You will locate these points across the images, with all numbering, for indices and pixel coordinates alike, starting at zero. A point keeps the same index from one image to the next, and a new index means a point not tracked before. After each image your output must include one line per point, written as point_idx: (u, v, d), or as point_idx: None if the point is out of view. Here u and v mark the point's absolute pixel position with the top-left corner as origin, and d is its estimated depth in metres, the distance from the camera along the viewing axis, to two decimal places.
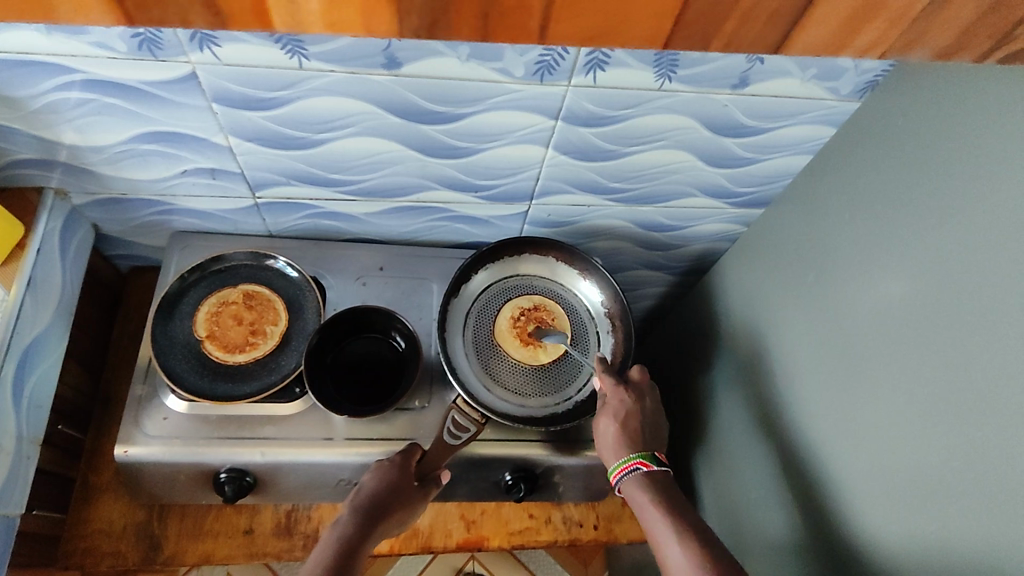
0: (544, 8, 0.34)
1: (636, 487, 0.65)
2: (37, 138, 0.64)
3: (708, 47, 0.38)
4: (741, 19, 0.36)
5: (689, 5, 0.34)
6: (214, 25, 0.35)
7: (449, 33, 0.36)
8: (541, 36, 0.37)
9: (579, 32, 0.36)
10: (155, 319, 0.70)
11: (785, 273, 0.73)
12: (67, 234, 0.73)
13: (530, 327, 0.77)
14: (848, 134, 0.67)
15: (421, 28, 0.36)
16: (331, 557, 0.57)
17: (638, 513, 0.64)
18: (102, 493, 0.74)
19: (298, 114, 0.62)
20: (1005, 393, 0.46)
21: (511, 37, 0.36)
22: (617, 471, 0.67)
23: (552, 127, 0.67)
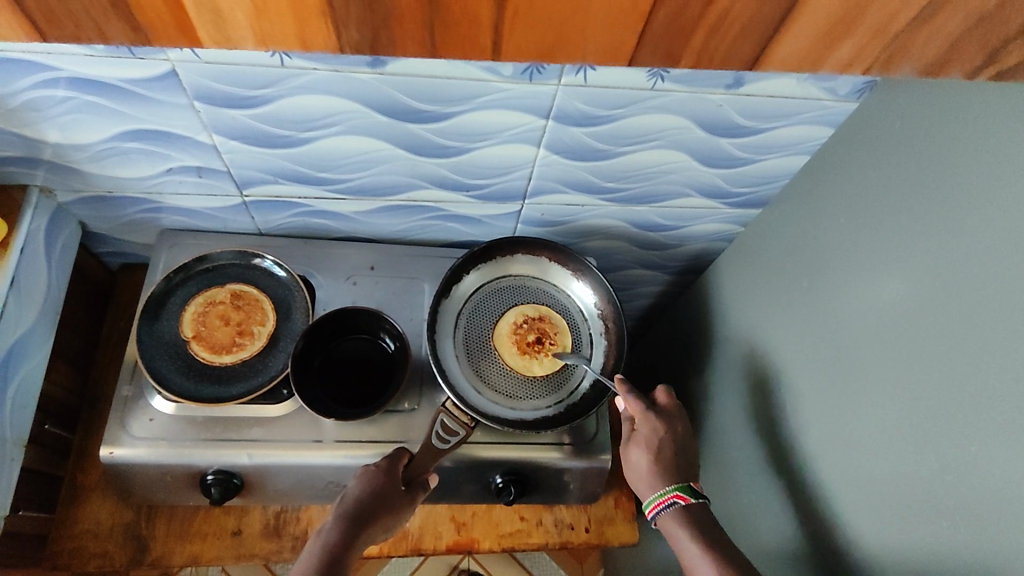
0: (493, 24, 0.39)
1: (673, 522, 0.64)
2: (18, 136, 0.63)
3: (675, 62, 0.43)
4: (708, 34, 0.41)
5: (650, 22, 0.40)
6: (135, 40, 0.40)
7: (394, 50, 0.41)
8: (495, 52, 0.42)
9: (529, 49, 0.42)
10: (141, 319, 0.70)
11: (781, 276, 0.72)
12: (52, 232, 0.72)
13: (530, 337, 0.76)
14: (846, 135, 0.65)
15: (364, 44, 0.41)
16: (318, 565, 0.57)
17: (676, 549, 0.63)
18: (90, 493, 0.74)
19: (282, 112, 0.61)
20: (1002, 405, 0.45)
21: (462, 50, 0.41)
22: (653, 506, 0.66)
23: (543, 127, 0.65)
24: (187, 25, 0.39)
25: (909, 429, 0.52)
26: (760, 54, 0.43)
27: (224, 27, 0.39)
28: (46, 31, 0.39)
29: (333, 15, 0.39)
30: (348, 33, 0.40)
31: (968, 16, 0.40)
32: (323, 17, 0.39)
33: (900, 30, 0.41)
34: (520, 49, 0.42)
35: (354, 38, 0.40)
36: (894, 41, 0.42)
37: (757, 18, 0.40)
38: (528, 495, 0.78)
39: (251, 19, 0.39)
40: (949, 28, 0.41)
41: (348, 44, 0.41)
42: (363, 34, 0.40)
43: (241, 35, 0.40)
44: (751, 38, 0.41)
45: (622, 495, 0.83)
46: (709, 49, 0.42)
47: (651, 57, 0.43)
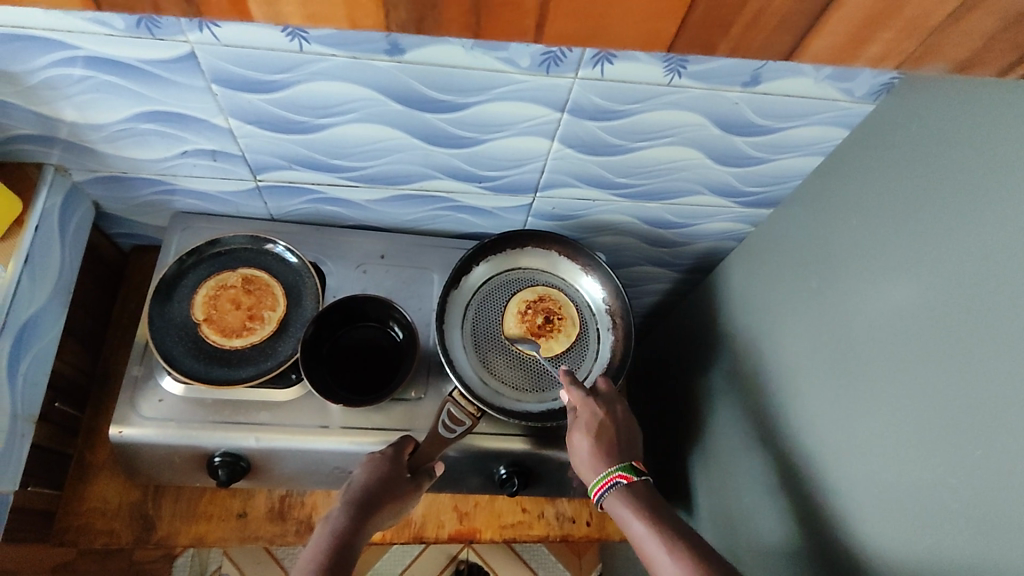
0: (537, 11, 0.41)
1: (620, 502, 0.63)
2: (36, 114, 0.63)
3: (715, 48, 0.44)
4: (745, 27, 0.42)
5: (691, 10, 0.41)
6: (184, 12, 0.42)
7: (437, 29, 0.43)
8: (536, 35, 0.43)
9: (571, 33, 0.43)
10: (153, 301, 0.70)
11: (789, 277, 0.72)
12: (67, 210, 0.73)
13: (538, 320, 0.76)
14: (861, 137, 0.65)
15: (409, 22, 0.43)
16: (324, 553, 0.56)
17: (624, 527, 0.62)
18: (98, 471, 0.74)
19: (298, 98, 0.61)
20: (1007, 412, 0.45)
21: (503, 32, 0.43)
22: (599, 487, 0.64)
23: (558, 119, 0.65)
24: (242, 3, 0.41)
25: (914, 433, 0.53)
26: (796, 48, 0.44)
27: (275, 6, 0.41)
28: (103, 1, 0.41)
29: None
30: (396, 13, 0.42)
31: (1004, 18, 0.41)
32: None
33: (936, 26, 0.42)
34: (560, 33, 0.44)
35: (402, 17, 0.42)
36: (930, 34, 0.43)
37: (795, 14, 0.41)
38: (531, 487, 0.78)
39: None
40: (983, 29, 0.42)
41: (395, 22, 0.43)
42: (409, 14, 0.42)
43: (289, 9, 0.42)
44: (793, 30, 0.42)
45: None
46: (744, 41, 0.44)
47: (688, 45, 0.44)
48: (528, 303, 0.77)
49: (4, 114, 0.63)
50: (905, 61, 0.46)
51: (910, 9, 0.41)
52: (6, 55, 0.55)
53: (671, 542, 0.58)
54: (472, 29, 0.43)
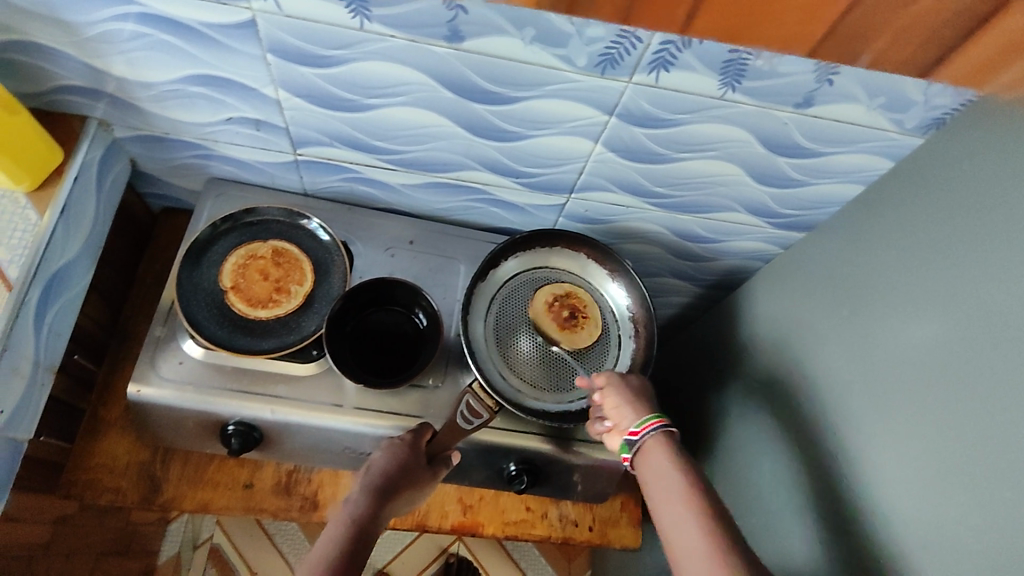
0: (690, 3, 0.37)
1: (659, 447, 0.61)
2: (88, 66, 0.63)
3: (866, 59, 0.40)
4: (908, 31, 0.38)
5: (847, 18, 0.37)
6: None
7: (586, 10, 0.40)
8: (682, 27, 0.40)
9: (722, 29, 0.39)
10: (183, 264, 0.70)
11: (818, 303, 0.72)
12: (104, 165, 0.73)
13: (564, 313, 0.76)
14: (907, 170, 0.65)
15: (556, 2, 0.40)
16: (344, 537, 0.56)
17: (657, 469, 0.59)
18: (110, 428, 0.74)
19: (351, 76, 0.61)
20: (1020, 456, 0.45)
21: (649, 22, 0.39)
22: (645, 425, 0.62)
23: (605, 122, 0.65)
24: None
25: (932, 468, 0.53)
26: (932, 69, 0.41)
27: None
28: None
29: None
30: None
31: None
32: None
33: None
34: (709, 31, 0.40)
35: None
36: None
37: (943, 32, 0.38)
38: (538, 487, 0.78)
39: None
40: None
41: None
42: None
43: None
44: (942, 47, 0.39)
45: (628, 499, 0.83)
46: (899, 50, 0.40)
47: (832, 55, 0.40)
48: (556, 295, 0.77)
49: (56, 64, 0.63)
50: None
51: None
52: (66, 4, 0.56)
53: (700, 499, 0.56)
54: (622, 18, 0.40)
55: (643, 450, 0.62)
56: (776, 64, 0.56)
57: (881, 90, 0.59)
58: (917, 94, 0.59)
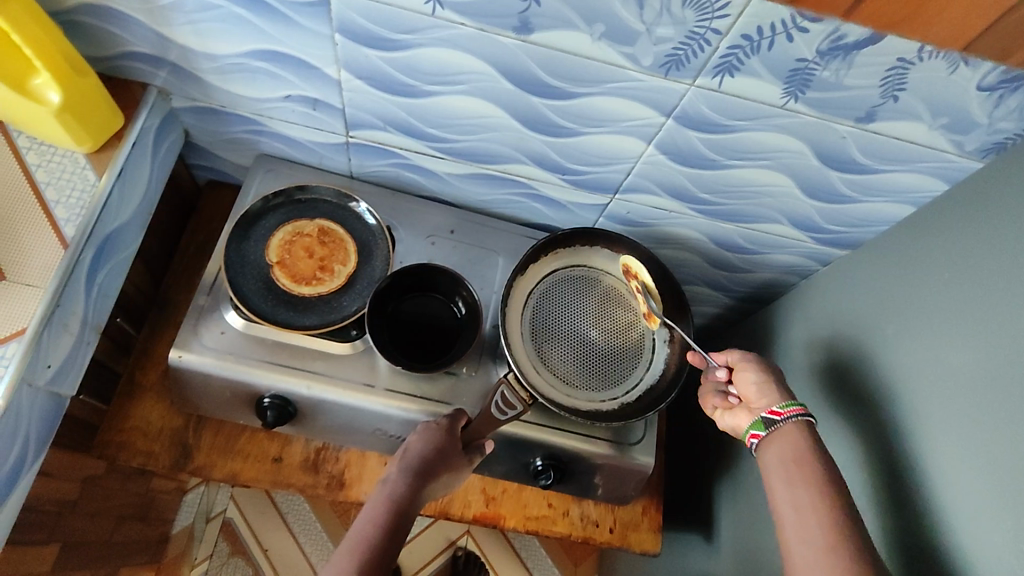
0: None
1: (798, 432, 0.61)
2: (157, 34, 0.64)
3: None
4: None
5: None
6: None
7: None
8: None
9: None
10: (231, 236, 0.71)
11: (860, 321, 0.72)
12: (160, 133, 0.74)
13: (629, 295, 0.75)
14: (964, 193, 0.64)
15: None
16: (384, 516, 0.57)
17: (795, 453, 0.60)
18: (145, 393, 0.75)
19: (415, 61, 0.62)
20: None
21: None
22: (790, 407, 0.62)
23: (661, 125, 0.65)
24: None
25: (981, 495, 0.52)
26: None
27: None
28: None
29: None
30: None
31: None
32: None
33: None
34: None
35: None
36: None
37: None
38: (562, 484, 0.78)
39: None
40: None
41: None
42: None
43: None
44: None
45: (650, 503, 0.83)
46: None
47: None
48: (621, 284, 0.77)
49: (126, 30, 0.64)
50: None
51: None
52: None
53: (827, 489, 0.56)
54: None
55: (780, 431, 0.62)
56: (843, 76, 0.56)
57: (945, 110, 0.59)
58: (981, 117, 0.58)
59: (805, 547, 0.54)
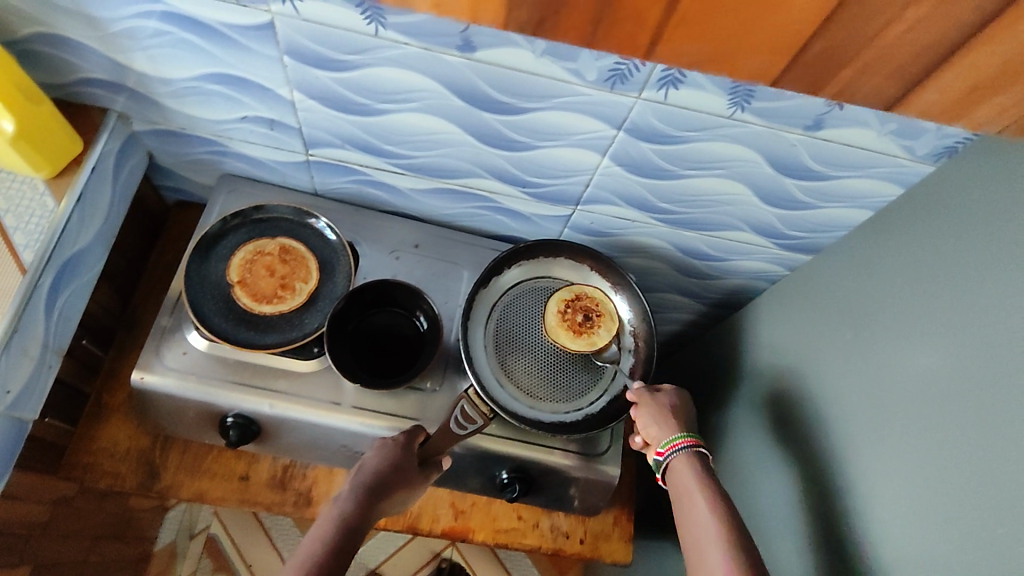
0: (656, 29, 0.39)
1: (684, 465, 0.63)
2: (111, 60, 0.65)
3: (817, 88, 0.42)
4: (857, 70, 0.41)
5: (804, 48, 0.39)
6: None
7: (554, 32, 0.41)
8: (648, 52, 0.41)
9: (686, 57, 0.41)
10: (192, 256, 0.72)
11: (821, 326, 0.72)
12: (122, 156, 0.74)
13: (579, 318, 0.74)
14: (915, 197, 0.65)
15: (529, 24, 0.41)
16: (332, 533, 0.57)
17: (683, 486, 0.62)
18: (112, 414, 0.76)
19: (365, 81, 0.62)
20: (1015, 495, 0.45)
21: (619, 44, 0.41)
22: (668, 447, 0.65)
23: (613, 137, 0.66)
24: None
25: (931, 500, 0.52)
26: (900, 98, 0.43)
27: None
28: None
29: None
30: (519, 12, 0.40)
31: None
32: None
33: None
34: (675, 54, 0.41)
35: (522, 18, 0.40)
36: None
37: (909, 64, 0.40)
38: (531, 496, 0.78)
39: None
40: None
41: (515, 21, 0.41)
42: (530, 14, 0.40)
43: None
44: (903, 80, 0.42)
45: (621, 513, 0.83)
46: (855, 85, 0.42)
47: (795, 85, 0.42)
48: (564, 308, 0.74)
49: (81, 57, 0.65)
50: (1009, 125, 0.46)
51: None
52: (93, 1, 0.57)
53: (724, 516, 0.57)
54: (589, 38, 0.41)
55: (672, 468, 0.64)
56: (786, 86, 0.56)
57: (892, 116, 0.59)
58: (928, 122, 0.58)
59: None
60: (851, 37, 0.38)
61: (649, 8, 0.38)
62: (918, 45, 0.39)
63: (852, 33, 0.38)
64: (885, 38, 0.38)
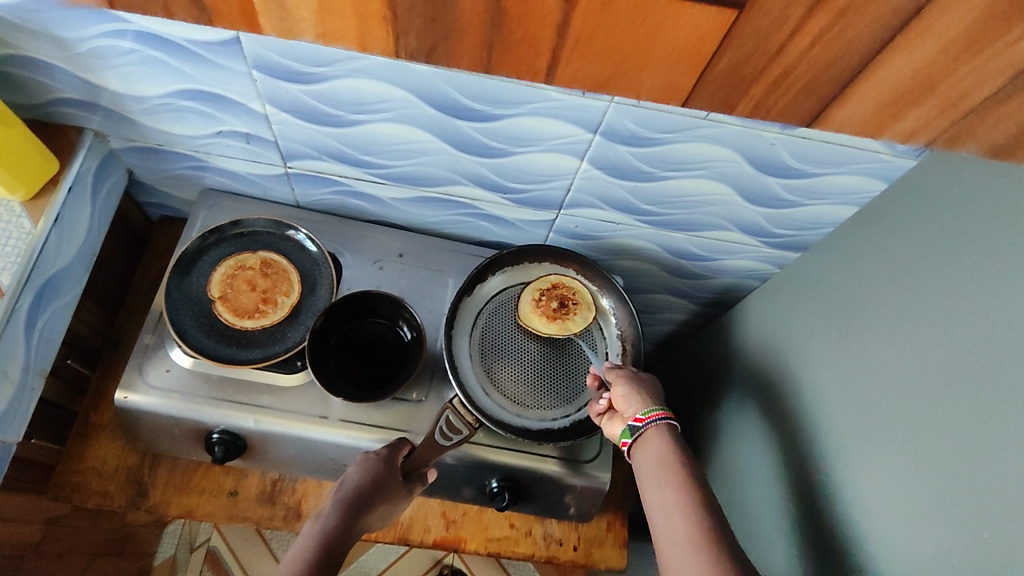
0: (551, 52, 0.43)
1: (652, 433, 0.63)
2: (82, 80, 0.64)
3: (728, 103, 0.46)
4: (769, 88, 0.44)
5: (711, 66, 0.43)
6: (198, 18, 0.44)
7: (447, 58, 0.45)
8: (548, 74, 0.45)
9: (591, 77, 0.45)
10: (172, 273, 0.72)
11: (808, 325, 0.71)
12: (100, 174, 0.74)
13: (553, 305, 0.75)
14: (898, 192, 0.63)
15: (421, 51, 0.44)
16: (312, 553, 0.57)
17: (649, 457, 0.61)
18: (99, 433, 0.76)
19: (335, 92, 0.62)
20: (1006, 499, 0.44)
21: (514, 68, 0.45)
22: (641, 416, 0.64)
23: (589, 140, 0.65)
24: (251, 13, 0.43)
25: (917, 504, 0.51)
26: (819, 113, 0.46)
27: (286, 18, 0.43)
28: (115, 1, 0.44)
29: (395, 23, 0.42)
30: (406, 40, 0.44)
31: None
32: (384, 24, 0.43)
33: (970, 108, 0.44)
34: (574, 76, 0.45)
35: (412, 45, 0.44)
36: (963, 116, 0.45)
37: (822, 81, 0.43)
38: (521, 504, 0.77)
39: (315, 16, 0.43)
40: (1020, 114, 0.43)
41: (405, 50, 0.45)
42: (420, 42, 0.44)
43: (303, 27, 0.43)
44: (813, 97, 0.45)
45: (614, 518, 0.83)
46: (766, 102, 0.46)
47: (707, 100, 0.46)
48: (541, 296, 0.75)
49: (52, 77, 0.64)
50: (937, 138, 0.48)
51: (946, 88, 0.43)
52: (58, 22, 0.57)
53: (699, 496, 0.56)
54: (484, 64, 0.45)
55: (645, 437, 0.63)
56: None
57: None
58: None
59: (676, 556, 0.52)
60: (754, 53, 0.41)
61: (538, 32, 0.41)
62: (818, 64, 0.42)
63: (754, 53, 0.41)
64: (789, 56, 0.41)
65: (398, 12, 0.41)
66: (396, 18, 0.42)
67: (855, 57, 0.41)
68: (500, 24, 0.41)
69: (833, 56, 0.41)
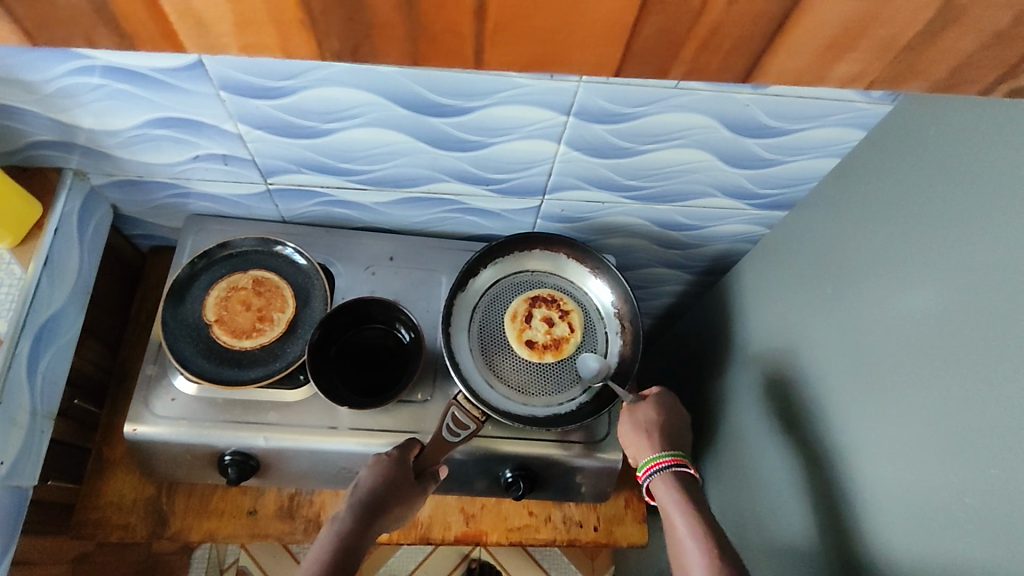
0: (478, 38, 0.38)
1: (668, 487, 0.66)
2: (55, 120, 0.65)
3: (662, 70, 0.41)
4: (699, 47, 0.39)
5: (637, 28, 0.38)
6: (117, 43, 0.38)
7: (375, 56, 0.40)
8: (478, 61, 0.41)
9: (522, 58, 0.40)
10: (167, 302, 0.72)
11: (799, 281, 0.70)
12: (85, 212, 0.74)
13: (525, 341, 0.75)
14: (875, 139, 0.63)
15: (344, 51, 0.40)
16: (331, 556, 0.60)
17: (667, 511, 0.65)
18: (114, 467, 0.76)
19: (306, 104, 0.62)
20: (1010, 432, 0.44)
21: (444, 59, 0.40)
22: (651, 464, 0.67)
23: (564, 123, 0.65)
24: (172, 33, 0.38)
25: (919, 445, 0.51)
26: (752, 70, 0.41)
27: (207, 34, 0.38)
28: (36, 35, 0.38)
29: (314, 25, 0.38)
30: (330, 43, 0.39)
31: (982, 34, 0.38)
32: (303, 27, 0.38)
33: (909, 46, 0.39)
34: (502, 61, 0.41)
35: (337, 47, 0.39)
36: (902, 56, 0.40)
37: (749, 36, 0.38)
38: (537, 491, 0.78)
39: (235, 28, 0.38)
40: (959, 47, 0.39)
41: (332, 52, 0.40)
42: (344, 42, 0.39)
43: (227, 42, 0.39)
44: (745, 55, 0.40)
45: (632, 496, 0.83)
46: (698, 62, 0.40)
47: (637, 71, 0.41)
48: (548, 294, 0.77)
49: (23, 121, 0.64)
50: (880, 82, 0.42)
51: (876, 28, 0.38)
52: (22, 65, 0.57)
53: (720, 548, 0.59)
54: (411, 58, 0.41)
55: (655, 485, 0.67)
56: None
57: None
58: None
59: None
60: (676, 18, 0.37)
61: (461, 20, 0.37)
62: (745, 19, 0.37)
63: (676, 12, 0.36)
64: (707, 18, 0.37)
65: (315, 14, 0.37)
66: (314, 18, 0.37)
67: (776, 8, 0.36)
68: (417, 15, 0.37)
69: (759, 8, 0.37)
